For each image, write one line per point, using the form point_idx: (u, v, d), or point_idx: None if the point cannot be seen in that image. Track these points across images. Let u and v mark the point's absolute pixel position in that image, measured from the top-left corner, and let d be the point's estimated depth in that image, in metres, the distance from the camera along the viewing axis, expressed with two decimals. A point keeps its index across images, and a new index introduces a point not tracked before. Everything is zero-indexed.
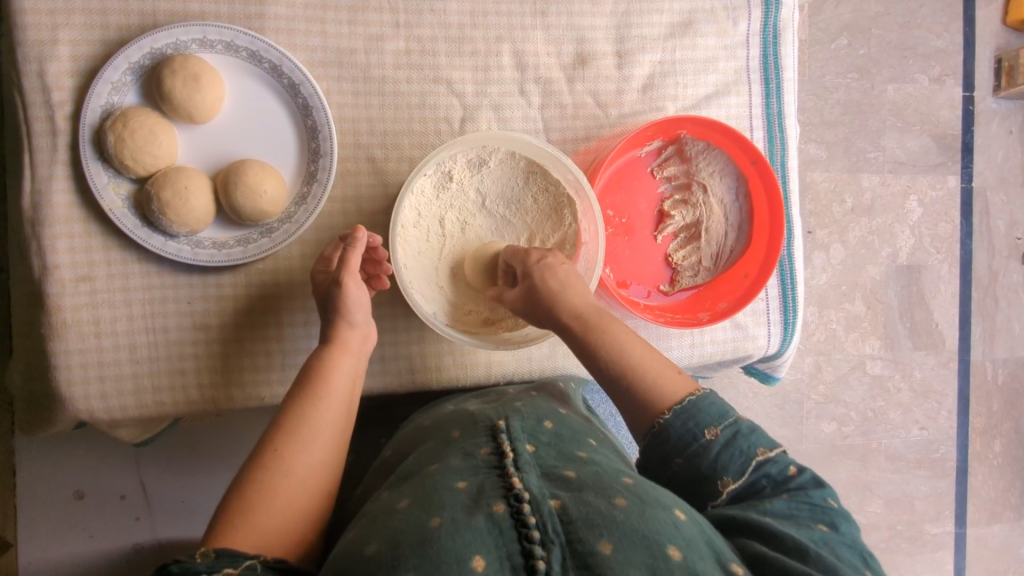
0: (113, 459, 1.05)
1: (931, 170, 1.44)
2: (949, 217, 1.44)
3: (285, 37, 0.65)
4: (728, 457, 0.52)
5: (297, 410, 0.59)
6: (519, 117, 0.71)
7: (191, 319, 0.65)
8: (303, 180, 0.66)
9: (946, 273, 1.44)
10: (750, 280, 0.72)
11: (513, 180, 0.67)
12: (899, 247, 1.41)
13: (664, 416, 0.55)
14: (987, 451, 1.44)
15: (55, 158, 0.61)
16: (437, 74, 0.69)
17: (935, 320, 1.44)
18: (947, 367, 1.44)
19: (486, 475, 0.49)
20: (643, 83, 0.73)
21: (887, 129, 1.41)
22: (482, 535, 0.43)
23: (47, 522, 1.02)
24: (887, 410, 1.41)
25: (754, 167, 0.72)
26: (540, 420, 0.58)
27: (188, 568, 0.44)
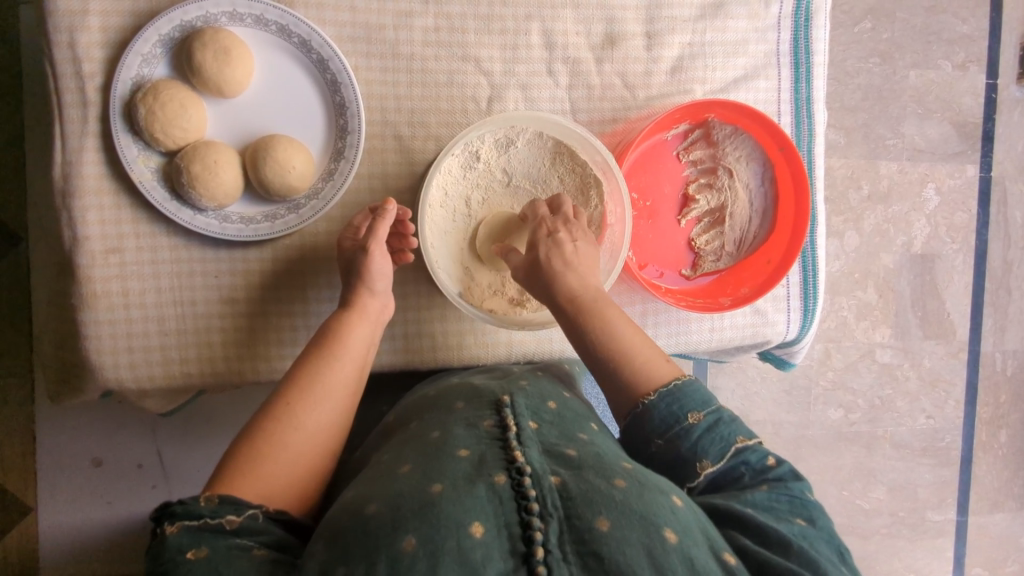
0: (129, 428, 1.08)
1: (950, 159, 1.42)
2: (966, 206, 1.43)
3: (315, 11, 0.64)
4: (708, 440, 0.53)
5: (309, 372, 0.60)
6: (547, 97, 0.70)
7: (218, 293, 0.66)
8: (330, 156, 0.66)
9: (960, 263, 1.44)
10: (773, 266, 0.72)
11: (540, 161, 0.67)
12: (914, 236, 1.41)
13: (648, 399, 0.55)
14: (992, 441, 1.45)
15: (86, 130, 0.61)
16: (466, 53, 0.68)
17: (947, 310, 1.44)
18: (956, 357, 1.44)
19: (488, 446, 0.50)
20: (672, 65, 0.73)
21: (907, 115, 1.40)
22: (483, 503, 0.44)
23: (67, 488, 1.06)
24: (894, 398, 1.41)
25: (782, 153, 0.72)
26: (544, 400, 0.59)
27: (194, 510, 0.47)
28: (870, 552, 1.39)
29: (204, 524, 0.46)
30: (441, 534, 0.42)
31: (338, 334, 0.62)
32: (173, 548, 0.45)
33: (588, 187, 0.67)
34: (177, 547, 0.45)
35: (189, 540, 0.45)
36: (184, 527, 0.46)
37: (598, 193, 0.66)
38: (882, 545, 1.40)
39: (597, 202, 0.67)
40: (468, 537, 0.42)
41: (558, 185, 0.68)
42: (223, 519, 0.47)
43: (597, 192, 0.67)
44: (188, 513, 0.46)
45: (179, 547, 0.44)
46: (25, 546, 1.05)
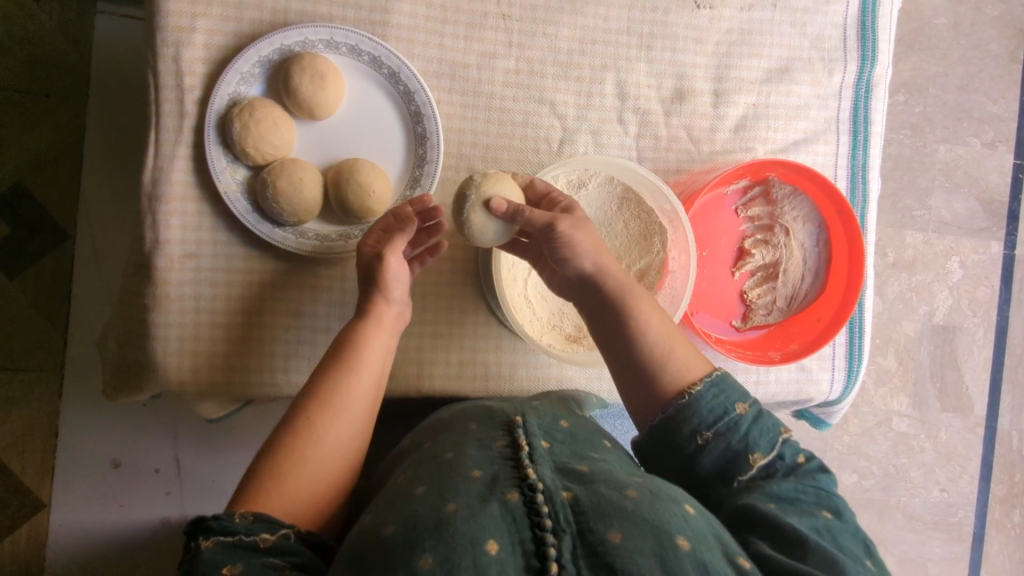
0: (150, 431, 1.09)
1: (976, 234, 1.45)
2: (989, 281, 1.45)
3: (405, 45, 0.68)
4: (758, 432, 0.55)
5: (327, 385, 0.60)
6: (615, 143, 0.73)
7: (285, 305, 0.67)
8: (406, 183, 0.68)
9: (980, 338, 1.45)
10: (823, 324, 0.74)
11: (606, 205, 0.69)
12: (936, 306, 1.43)
13: (693, 390, 0.57)
14: (1007, 521, 1.43)
15: (179, 139, 0.64)
16: (542, 95, 0.71)
17: (965, 383, 1.44)
18: (973, 431, 1.44)
19: (500, 466, 0.51)
20: (736, 123, 0.75)
21: (935, 188, 1.44)
22: (497, 521, 0.45)
23: (81, 487, 1.07)
24: (909, 468, 1.40)
25: (839, 216, 0.74)
26: (556, 419, 0.60)
27: (228, 527, 0.48)
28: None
29: (238, 540, 0.47)
30: (458, 553, 0.43)
31: (354, 346, 0.62)
32: (207, 563, 0.45)
33: (651, 233, 0.68)
34: (212, 562, 0.45)
35: (223, 556, 0.45)
36: (219, 541, 0.46)
37: (661, 239, 0.67)
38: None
39: (659, 249, 0.68)
40: (483, 555, 0.42)
41: (622, 230, 0.69)
42: (257, 537, 0.48)
43: (660, 239, 0.68)
44: (224, 529, 0.47)
45: (214, 561, 0.45)
46: (34, 542, 1.05)
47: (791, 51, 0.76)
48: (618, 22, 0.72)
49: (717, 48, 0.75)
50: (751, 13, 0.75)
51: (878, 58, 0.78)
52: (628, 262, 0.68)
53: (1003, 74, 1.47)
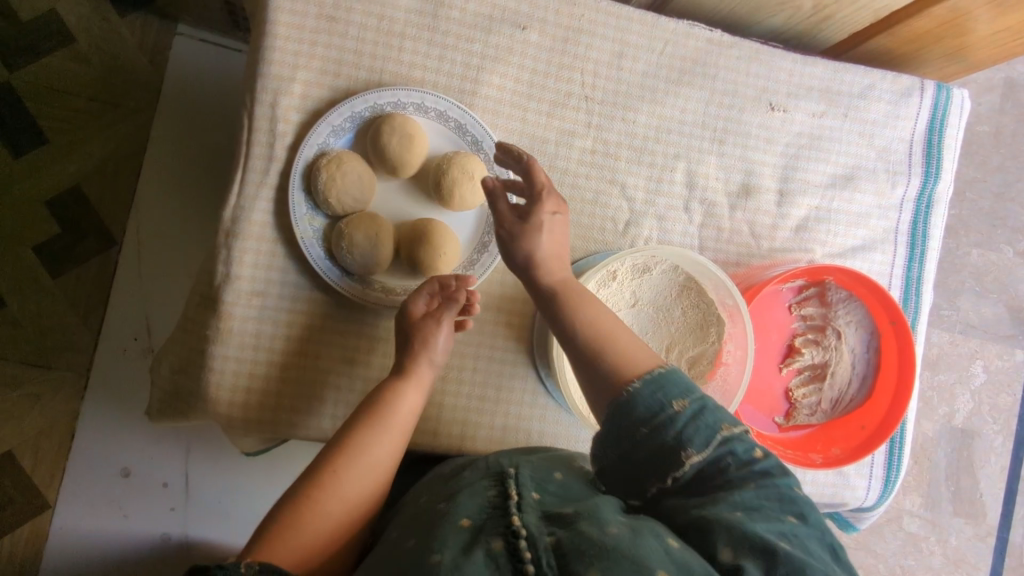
0: (164, 446, 1.09)
1: (1002, 340, 1.45)
2: (1011, 388, 1.45)
3: (490, 116, 0.71)
4: (694, 430, 0.53)
5: (353, 436, 0.60)
6: (679, 230, 0.74)
7: (342, 352, 0.68)
8: (474, 247, 0.70)
9: (999, 445, 1.44)
10: (867, 432, 0.73)
11: (668, 291, 0.69)
12: (956, 409, 1.43)
13: (633, 386, 0.56)
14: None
15: (264, 181, 0.66)
16: (614, 176, 0.73)
17: (980, 490, 1.42)
18: (984, 541, 1.41)
19: (489, 516, 0.51)
20: (798, 224, 0.77)
21: (965, 291, 1.45)
22: (481, 571, 0.46)
23: (90, 493, 1.06)
24: (915, 571, 1.38)
25: (892, 326, 0.74)
26: (551, 470, 0.59)
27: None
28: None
29: None
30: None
31: (384, 399, 0.62)
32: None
33: (709, 323, 0.69)
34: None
35: None
36: None
37: (718, 331, 0.68)
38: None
39: (715, 339, 0.68)
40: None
41: (679, 316, 0.69)
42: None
43: (717, 330, 0.68)
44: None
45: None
46: (31, 544, 1.04)
47: (857, 160, 0.78)
48: (694, 115, 0.75)
49: (786, 149, 0.77)
50: (821, 119, 0.77)
51: (940, 176, 0.79)
52: (682, 348, 0.69)
53: None
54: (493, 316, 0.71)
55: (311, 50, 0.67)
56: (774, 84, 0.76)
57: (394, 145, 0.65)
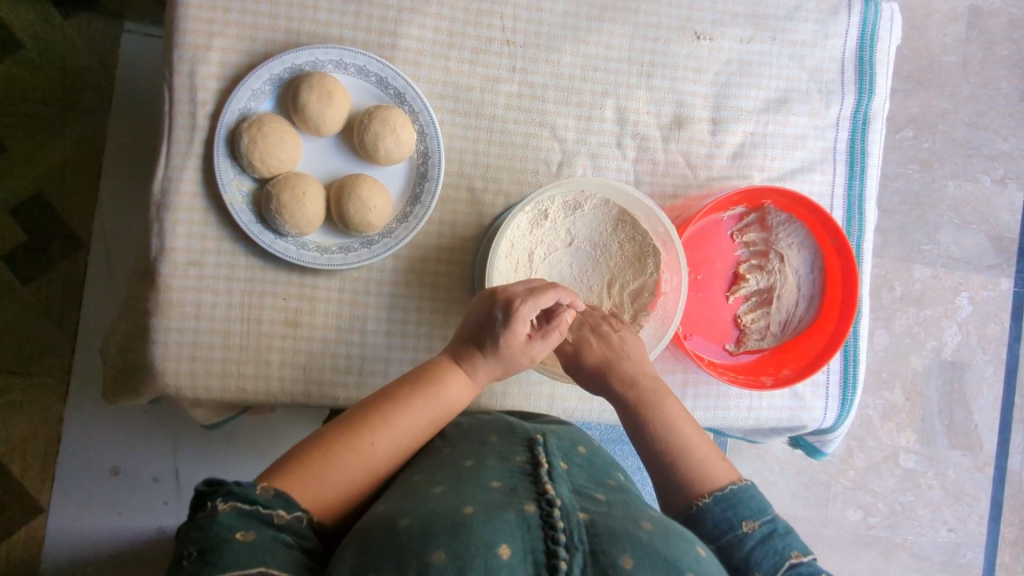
0: (150, 440, 1.10)
1: (986, 270, 1.48)
2: (999, 318, 1.49)
3: (411, 68, 0.70)
4: (761, 552, 0.56)
5: (398, 406, 0.62)
6: (613, 167, 0.74)
7: (283, 315, 0.68)
8: (407, 199, 0.70)
9: (990, 375, 1.49)
10: (817, 351, 0.74)
11: (602, 226, 0.70)
12: (944, 341, 1.47)
13: (704, 500, 0.60)
14: (1016, 563, 1.47)
15: (190, 151, 0.66)
16: (543, 119, 0.73)
17: (975, 421, 1.48)
18: (982, 471, 1.48)
19: (519, 480, 0.57)
20: (734, 151, 0.77)
21: (944, 224, 1.47)
22: (510, 528, 0.50)
23: (82, 493, 1.08)
24: (915, 506, 1.45)
25: (833, 244, 0.74)
26: (574, 444, 0.65)
27: (248, 495, 0.50)
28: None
29: (254, 510, 0.50)
30: (471, 553, 0.48)
31: (435, 380, 0.64)
32: (222, 524, 0.48)
33: (645, 255, 0.69)
34: (227, 525, 0.48)
35: (238, 523, 0.48)
36: (236, 506, 0.49)
37: (655, 262, 0.69)
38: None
39: (653, 270, 0.69)
40: (495, 558, 0.48)
41: (616, 251, 0.70)
42: (273, 512, 0.51)
43: (654, 261, 0.69)
44: (242, 496, 0.50)
45: (229, 525, 0.48)
46: (30, 547, 1.06)
47: (789, 82, 0.78)
48: (618, 51, 0.75)
49: (716, 78, 0.76)
50: (750, 45, 0.77)
51: (875, 91, 0.79)
52: (622, 282, 0.70)
53: (1014, 113, 1.50)
54: (432, 267, 0.71)
55: (225, 18, 0.67)
56: (698, 13, 0.76)
57: (312, 103, 0.65)
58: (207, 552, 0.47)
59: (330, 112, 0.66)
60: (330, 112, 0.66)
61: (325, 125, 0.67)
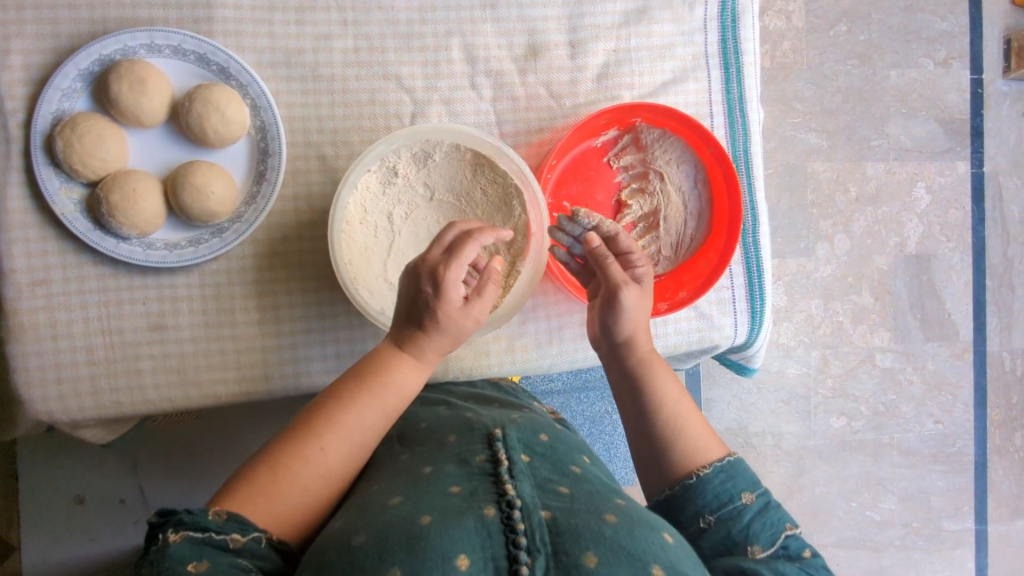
0: (109, 463, 1.08)
1: (939, 157, 1.45)
2: (959, 203, 1.46)
3: (233, 39, 0.66)
4: (760, 525, 0.57)
5: (344, 405, 0.59)
6: (471, 110, 0.70)
7: (147, 320, 0.66)
8: (252, 180, 0.66)
9: (957, 262, 1.47)
10: (712, 267, 0.71)
11: (459, 173, 0.66)
12: (906, 236, 1.44)
13: (702, 472, 0.60)
14: (1006, 443, 1.48)
15: (9, 166, 0.62)
16: (387, 71, 0.69)
17: (948, 310, 1.47)
18: (961, 358, 1.47)
19: (480, 481, 0.56)
20: (598, 73, 0.73)
21: (891, 116, 1.43)
22: (470, 535, 0.50)
23: (51, 525, 1.06)
24: (898, 404, 1.45)
25: (712, 153, 0.71)
26: (536, 433, 0.65)
27: (198, 522, 0.50)
28: (885, 565, 1.44)
29: (208, 538, 0.49)
30: (428, 566, 0.48)
31: (380, 371, 0.60)
32: (172, 558, 0.48)
33: (509, 197, 0.66)
34: (177, 557, 0.48)
35: (190, 553, 0.48)
36: (189, 536, 0.49)
37: (519, 202, 0.65)
38: (897, 557, 1.45)
39: (521, 211, 0.66)
40: (453, 570, 0.48)
41: (481, 198, 0.67)
42: (227, 537, 0.50)
43: (519, 201, 0.65)
44: (195, 524, 0.50)
45: (180, 558, 0.48)
46: None
47: None
48: None
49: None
50: None
51: None
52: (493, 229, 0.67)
53: None
54: (296, 246, 0.68)
55: (18, 17, 0.62)
56: None
57: (125, 93, 0.61)
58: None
59: (147, 100, 0.62)
60: (146, 99, 0.62)
61: (145, 113, 0.62)
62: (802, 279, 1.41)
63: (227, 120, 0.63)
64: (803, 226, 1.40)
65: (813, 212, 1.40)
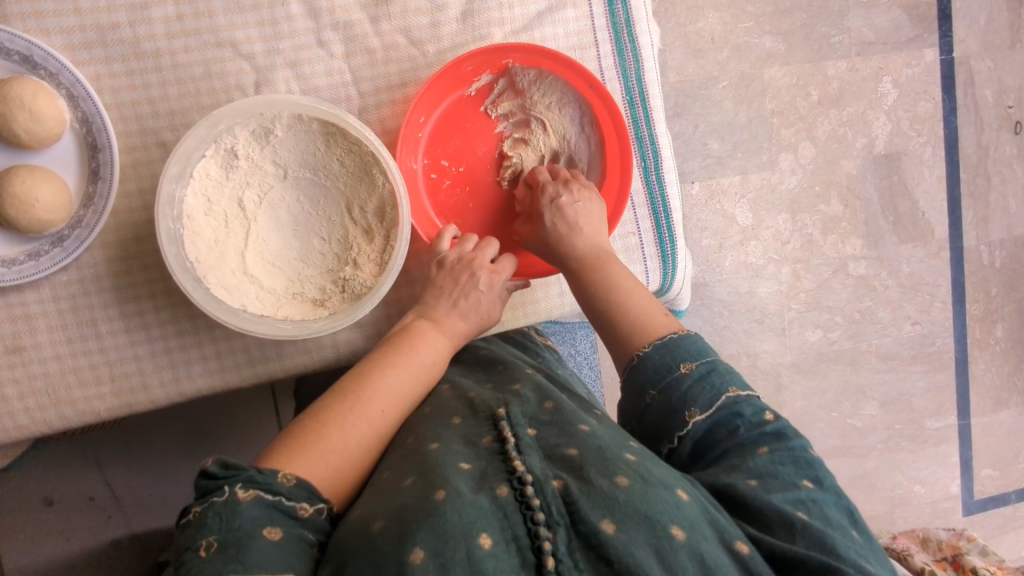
0: (71, 463, 0.99)
1: (905, 46, 1.34)
2: (930, 94, 1.37)
3: (34, 21, 0.58)
4: (698, 390, 0.58)
5: (388, 366, 0.61)
6: (322, 71, 0.63)
7: (2, 343, 0.61)
8: (87, 179, 0.60)
9: (929, 156, 1.39)
10: None
11: (311, 145, 0.60)
12: (874, 136, 1.35)
13: (644, 351, 0.61)
14: (987, 337, 1.45)
15: None
16: (219, 37, 0.61)
17: (921, 209, 1.40)
18: (936, 257, 1.41)
19: (488, 460, 0.53)
20: (462, 10, 0.65)
21: (851, 7, 1.32)
22: (486, 514, 0.47)
23: (18, 533, 0.96)
24: (875, 310, 1.40)
25: (593, 90, 0.66)
26: (540, 403, 0.62)
27: (270, 485, 0.50)
28: (868, 469, 1.43)
29: (277, 501, 0.50)
30: (450, 547, 0.46)
31: (417, 335, 0.64)
32: (245, 516, 0.48)
33: (369, 166, 0.60)
34: (250, 516, 0.48)
35: (263, 516, 0.49)
36: (259, 496, 0.49)
37: (379, 171, 0.60)
38: (881, 460, 1.43)
39: (383, 182, 0.60)
40: (477, 548, 0.46)
41: (339, 169, 0.61)
42: (297, 504, 0.51)
43: (379, 170, 0.60)
44: (266, 484, 0.50)
45: (254, 519, 0.48)
46: None
47: None
48: None
49: None
50: None
51: None
52: (360, 204, 0.62)
53: None
54: (151, 245, 0.62)
55: None
56: None
57: None
58: (228, 544, 0.47)
59: None
60: None
61: None
62: (768, 194, 1.33)
63: (36, 118, 0.56)
64: (765, 137, 1.31)
65: (774, 121, 1.31)
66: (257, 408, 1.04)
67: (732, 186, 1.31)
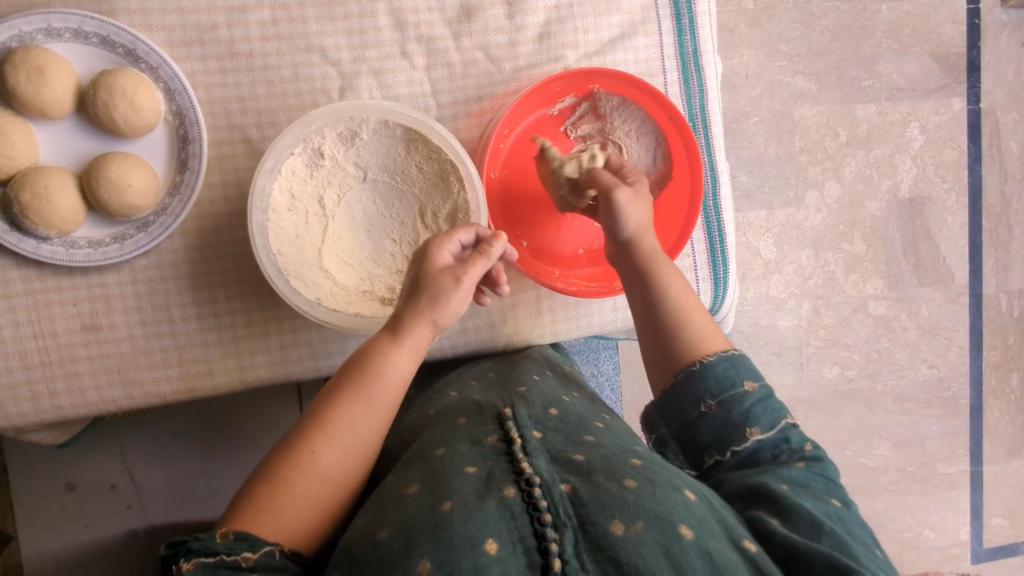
0: (98, 448, 1.00)
1: (933, 94, 1.38)
2: (955, 141, 1.40)
3: (139, 18, 0.61)
4: (761, 410, 0.59)
5: (330, 408, 0.57)
6: (403, 81, 0.66)
7: (79, 320, 0.62)
8: (175, 168, 0.63)
9: (953, 204, 1.41)
10: (670, 244, 0.72)
11: (393, 150, 0.63)
12: (900, 179, 1.38)
13: (706, 359, 0.61)
14: (1002, 386, 1.46)
15: None
16: (309, 43, 0.64)
17: (942, 253, 1.42)
18: (956, 302, 1.43)
19: (495, 461, 0.53)
20: (538, 32, 0.68)
21: (883, 53, 1.36)
22: (493, 519, 0.48)
23: (45, 511, 0.99)
24: (892, 350, 1.41)
25: (672, 122, 0.70)
26: (547, 407, 0.62)
27: (207, 547, 0.47)
28: (879, 510, 1.43)
29: (221, 559, 0.46)
30: (456, 556, 0.46)
31: (372, 364, 0.58)
32: None
33: (446, 173, 0.63)
34: None
35: None
36: (198, 561, 0.46)
37: (456, 178, 0.62)
38: (892, 501, 1.43)
39: (458, 188, 0.62)
40: (483, 556, 0.46)
41: (417, 174, 0.64)
42: (239, 556, 0.47)
43: (456, 177, 0.62)
44: (201, 549, 0.47)
45: None
46: None
47: None
48: None
49: None
50: None
51: None
52: (434, 209, 0.64)
53: None
54: (228, 234, 0.65)
55: None
56: None
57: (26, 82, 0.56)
58: None
59: (52, 89, 0.57)
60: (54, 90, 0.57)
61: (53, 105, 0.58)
62: (793, 229, 1.35)
63: (134, 109, 0.59)
64: (793, 173, 1.34)
65: (803, 159, 1.34)
66: (280, 408, 1.04)
67: (758, 220, 1.34)
